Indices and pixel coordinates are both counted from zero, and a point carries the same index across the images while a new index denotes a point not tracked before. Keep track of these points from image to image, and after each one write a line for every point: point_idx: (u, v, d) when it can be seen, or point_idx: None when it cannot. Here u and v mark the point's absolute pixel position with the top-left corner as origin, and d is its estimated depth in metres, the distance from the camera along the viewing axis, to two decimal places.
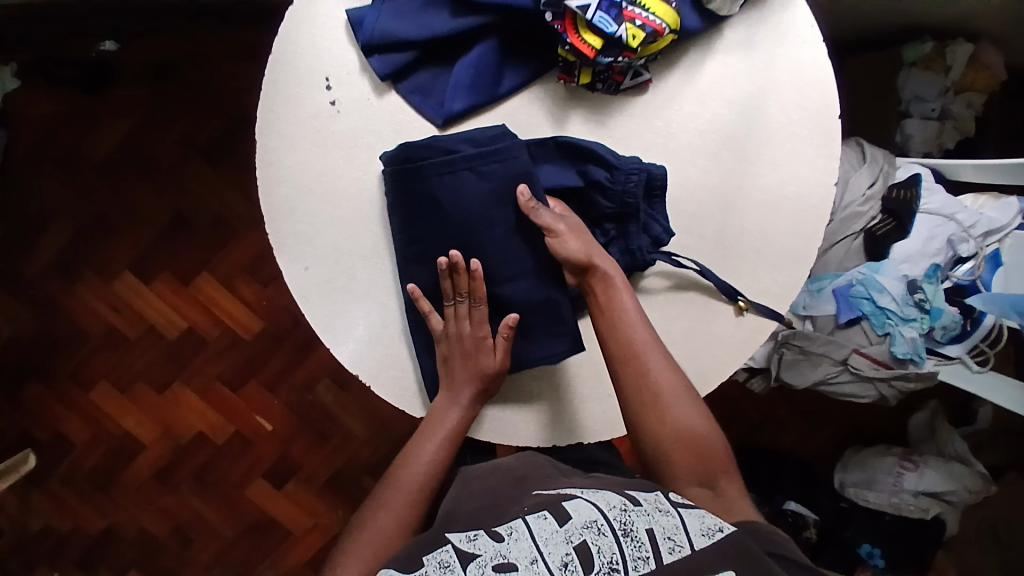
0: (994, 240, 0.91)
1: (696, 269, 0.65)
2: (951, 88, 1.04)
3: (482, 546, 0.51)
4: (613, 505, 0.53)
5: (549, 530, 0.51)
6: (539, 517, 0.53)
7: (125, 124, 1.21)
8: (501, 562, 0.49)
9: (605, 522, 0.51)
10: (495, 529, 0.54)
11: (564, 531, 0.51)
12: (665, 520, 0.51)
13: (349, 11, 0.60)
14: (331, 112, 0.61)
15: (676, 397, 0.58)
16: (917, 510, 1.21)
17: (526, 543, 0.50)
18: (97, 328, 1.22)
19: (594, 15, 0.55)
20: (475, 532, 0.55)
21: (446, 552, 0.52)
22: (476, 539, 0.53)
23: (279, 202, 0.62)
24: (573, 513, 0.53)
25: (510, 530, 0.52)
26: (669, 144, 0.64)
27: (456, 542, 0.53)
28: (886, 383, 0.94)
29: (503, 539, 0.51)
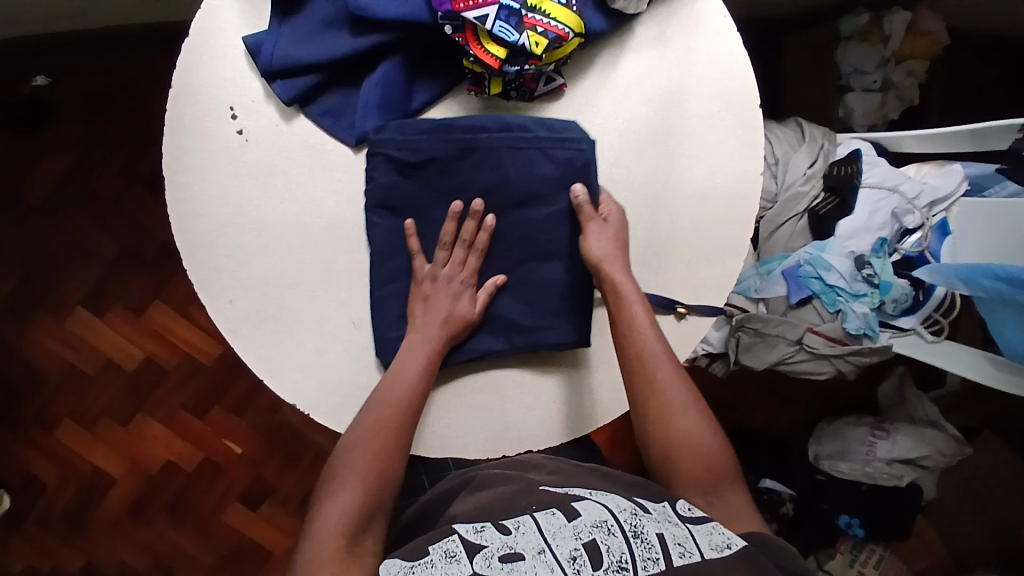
0: (940, 209, 0.91)
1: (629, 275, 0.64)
2: (892, 57, 1.03)
3: (489, 538, 0.51)
4: (622, 507, 0.53)
5: (559, 524, 0.51)
6: (549, 513, 0.53)
7: (61, 158, 1.18)
8: (508, 553, 0.49)
9: (615, 523, 0.51)
10: (503, 522, 0.53)
11: (573, 528, 0.50)
12: (674, 529, 0.51)
13: (246, 37, 0.59)
14: (240, 141, 0.60)
15: (671, 384, 0.59)
16: (892, 478, 1.22)
17: (535, 538, 0.50)
18: (54, 368, 1.20)
19: (493, 25, 0.54)
20: (484, 522, 0.53)
21: (453, 542, 0.51)
22: (483, 531, 0.52)
23: (195, 238, 0.60)
24: (582, 511, 0.52)
25: (518, 524, 0.52)
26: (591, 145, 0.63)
27: (463, 532, 0.52)
28: (842, 359, 0.94)
29: (511, 532, 0.51)
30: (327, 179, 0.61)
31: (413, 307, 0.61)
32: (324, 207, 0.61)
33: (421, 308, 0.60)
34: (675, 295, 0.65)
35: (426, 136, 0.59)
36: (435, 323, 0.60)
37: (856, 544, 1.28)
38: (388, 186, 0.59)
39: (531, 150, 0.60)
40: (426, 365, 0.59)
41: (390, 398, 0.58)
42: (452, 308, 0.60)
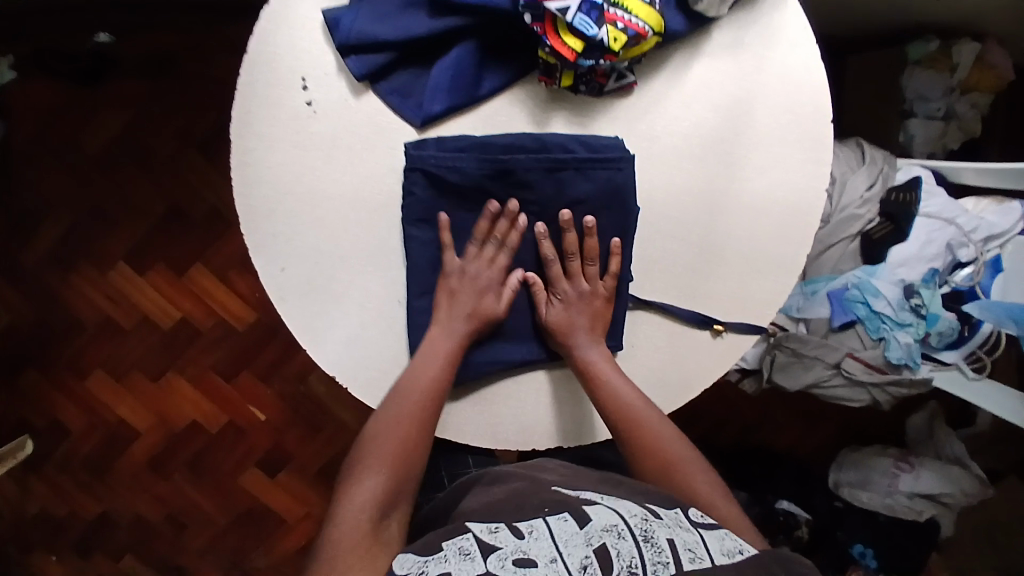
0: (995, 245, 0.88)
1: (677, 288, 0.64)
2: (957, 87, 1.01)
3: (502, 540, 0.50)
4: (633, 513, 0.53)
5: (570, 531, 0.50)
6: (561, 518, 0.52)
7: (119, 114, 1.20)
8: (520, 557, 0.48)
9: (626, 526, 0.51)
10: (516, 524, 0.53)
11: (584, 534, 0.50)
12: (685, 535, 0.51)
13: (326, 10, 0.59)
14: (308, 113, 0.60)
15: (656, 423, 0.61)
16: (911, 512, 1.20)
17: (546, 543, 0.49)
18: (93, 318, 1.23)
19: (574, 17, 0.53)
20: (496, 524, 0.53)
21: (467, 540, 0.51)
22: (497, 532, 0.52)
23: (253, 204, 0.61)
24: (594, 515, 0.52)
25: (531, 527, 0.51)
26: (657, 146, 0.62)
27: (478, 532, 0.52)
28: (879, 388, 0.92)
29: (523, 536, 0.50)
30: (389, 157, 0.61)
31: (438, 295, 0.61)
32: (382, 185, 0.61)
33: (446, 300, 0.61)
34: (712, 312, 0.64)
35: (463, 151, 0.59)
36: (461, 317, 0.61)
37: None
38: (422, 201, 0.60)
39: (570, 171, 0.59)
40: (445, 364, 0.60)
41: (411, 393, 0.59)
42: (476, 304, 0.61)
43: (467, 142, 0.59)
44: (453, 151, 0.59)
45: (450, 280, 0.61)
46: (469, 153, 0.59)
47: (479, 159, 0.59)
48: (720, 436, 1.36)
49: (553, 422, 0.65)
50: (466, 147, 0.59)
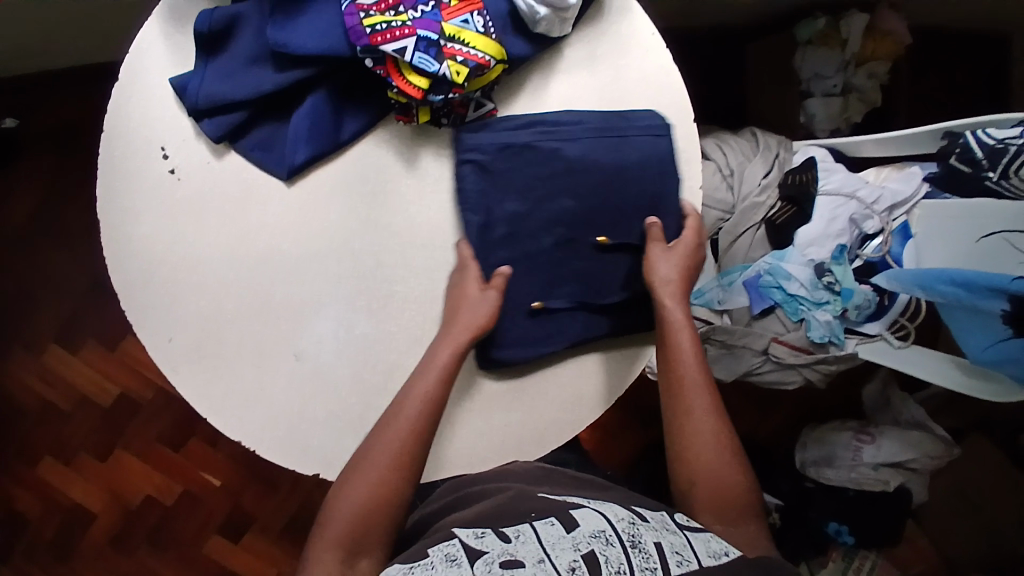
0: (901, 212, 0.90)
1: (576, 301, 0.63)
2: (852, 60, 1.04)
3: (490, 544, 0.50)
4: (621, 516, 0.54)
5: (558, 535, 0.51)
6: (547, 523, 0.53)
7: (33, 196, 1.18)
8: (508, 559, 0.48)
9: (614, 532, 0.51)
10: (503, 530, 0.53)
11: (572, 538, 0.50)
12: (670, 538, 0.52)
13: (173, 78, 0.58)
14: (173, 180, 0.59)
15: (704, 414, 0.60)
16: (878, 483, 1.21)
17: (534, 547, 0.50)
18: (32, 404, 1.21)
19: (412, 57, 0.54)
20: (483, 530, 0.53)
21: (453, 546, 0.51)
22: (484, 537, 0.52)
23: (130, 278, 0.60)
24: (581, 520, 0.53)
25: (518, 533, 0.52)
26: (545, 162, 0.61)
27: (464, 537, 0.52)
28: (809, 367, 0.94)
29: (511, 540, 0.51)
30: (261, 215, 0.60)
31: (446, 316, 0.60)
32: (259, 242, 0.61)
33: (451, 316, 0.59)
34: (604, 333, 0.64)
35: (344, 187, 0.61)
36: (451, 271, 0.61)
37: (847, 552, 1.25)
38: None
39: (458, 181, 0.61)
40: (446, 370, 0.58)
41: (417, 390, 0.58)
42: (466, 316, 0.59)
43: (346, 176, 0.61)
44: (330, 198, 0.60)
45: (468, 288, 0.60)
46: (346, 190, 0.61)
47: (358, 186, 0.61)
48: None
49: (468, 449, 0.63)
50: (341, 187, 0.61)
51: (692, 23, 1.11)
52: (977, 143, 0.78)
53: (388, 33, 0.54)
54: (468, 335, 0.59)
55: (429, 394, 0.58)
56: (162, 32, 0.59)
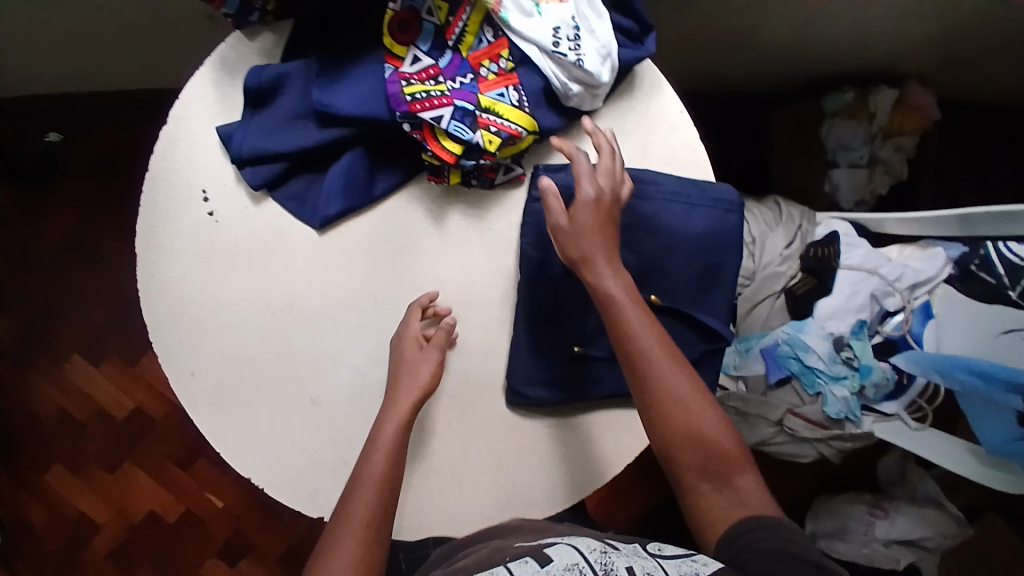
0: (923, 292, 0.89)
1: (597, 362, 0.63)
2: (879, 132, 1.05)
3: None
4: (593, 548, 0.48)
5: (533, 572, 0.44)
6: (521, 562, 0.46)
7: (72, 211, 1.22)
8: None
9: (589, 565, 0.45)
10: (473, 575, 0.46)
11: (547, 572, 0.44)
12: (646, 562, 0.47)
13: (219, 126, 0.61)
14: (211, 223, 0.62)
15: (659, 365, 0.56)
16: (889, 560, 1.18)
17: None
18: (48, 413, 1.22)
19: (448, 125, 0.56)
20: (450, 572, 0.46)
21: None
22: None
23: (160, 313, 0.62)
24: (555, 556, 0.46)
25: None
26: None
27: None
28: (824, 443, 0.92)
29: None
30: (289, 262, 0.62)
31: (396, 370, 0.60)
32: (287, 287, 0.62)
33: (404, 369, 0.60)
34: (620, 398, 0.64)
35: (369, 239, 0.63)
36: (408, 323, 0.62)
37: None
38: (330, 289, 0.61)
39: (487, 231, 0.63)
40: (405, 418, 0.59)
41: (382, 437, 0.58)
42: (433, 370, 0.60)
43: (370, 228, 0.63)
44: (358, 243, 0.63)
45: (407, 346, 0.61)
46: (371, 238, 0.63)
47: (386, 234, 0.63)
48: None
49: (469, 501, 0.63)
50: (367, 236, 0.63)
51: (721, 86, 1.13)
52: (999, 259, 0.81)
53: (427, 102, 0.56)
54: (417, 395, 0.59)
55: (396, 440, 0.58)
56: (212, 81, 0.61)
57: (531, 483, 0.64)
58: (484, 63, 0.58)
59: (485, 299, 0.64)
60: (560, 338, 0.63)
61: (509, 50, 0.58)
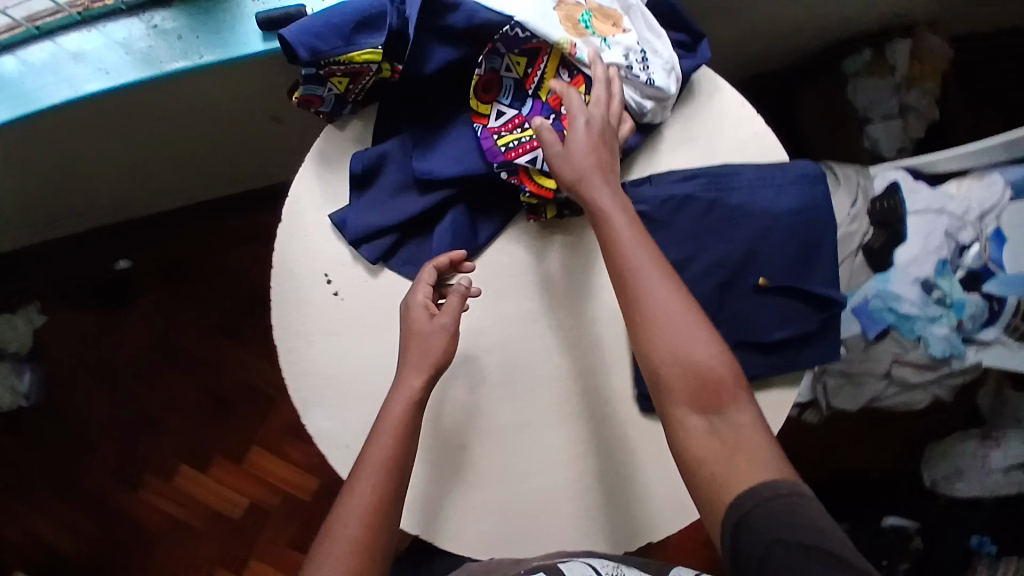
0: (992, 219, 0.91)
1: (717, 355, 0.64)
2: (903, 83, 1.07)
3: None
4: None
5: None
6: None
7: (152, 329, 1.27)
8: None
9: None
10: None
11: None
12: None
13: (331, 214, 0.65)
14: (337, 302, 0.66)
15: (654, 287, 0.55)
16: (1012, 485, 1.13)
17: None
18: (165, 527, 1.24)
19: (543, 164, 0.60)
20: None
21: None
22: None
23: (308, 394, 0.65)
24: None
25: None
26: (665, 233, 0.65)
27: None
28: (936, 384, 0.94)
29: None
30: None
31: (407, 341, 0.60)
32: None
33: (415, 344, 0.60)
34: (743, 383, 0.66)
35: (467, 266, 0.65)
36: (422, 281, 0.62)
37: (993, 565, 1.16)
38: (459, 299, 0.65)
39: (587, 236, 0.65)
40: (417, 396, 0.59)
41: (393, 421, 0.58)
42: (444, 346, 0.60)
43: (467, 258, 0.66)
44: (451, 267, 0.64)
45: (415, 314, 0.61)
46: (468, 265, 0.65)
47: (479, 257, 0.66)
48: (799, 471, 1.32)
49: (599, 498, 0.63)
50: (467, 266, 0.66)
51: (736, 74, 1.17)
52: None
53: (520, 148, 0.61)
54: (428, 371, 0.59)
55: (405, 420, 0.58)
56: (314, 175, 0.67)
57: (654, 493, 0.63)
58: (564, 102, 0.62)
59: (600, 316, 0.66)
60: None
61: (586, 85, 0.61)
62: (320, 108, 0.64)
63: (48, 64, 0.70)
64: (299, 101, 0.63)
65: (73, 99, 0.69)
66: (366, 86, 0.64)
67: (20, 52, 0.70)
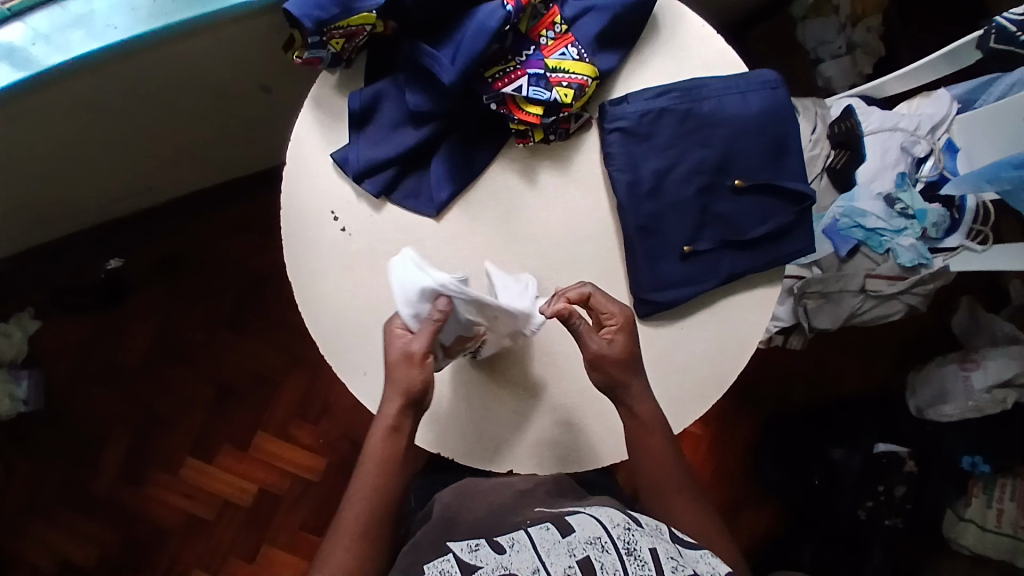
0: (943, 131, 0.98)
1: (694, 280, 0.70)
2: (848, 21, 1.14)
3: (484, 558, 0.53)
4: (616, 522, 0.54)
5: (553, 541, 0.52)
6: (543, 528, 0.54)
7: (145, 326, 1.27)
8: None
9: (608, 539, 0.51)
10: (499, 540, 0.55)
11: (566, 544, 0.51)
12: (666, 544, 0.52)
13: (333, 153, 0.68)
14: (345, 237, 0.68)
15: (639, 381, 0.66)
16: (995, 404, 1.16)
17: (529, 556, 0.51)
18: (177, 521, 1.25)
19: (528, 91, 0.64)
20: (477, 541, 0.56)
21: (448, 561, 0.53)
22: (479, 550, 0.54)
23: (324, 325, 0.68)
24: (577, 527, 0.53)
25: (514, 541, 0.54)
26: (646, 145, 0.69)
27: (458, 552, 0.54)
28: (908, 293, 0.98)
29: (506, 552, 0.52)
30: (422, 251, 0.69)
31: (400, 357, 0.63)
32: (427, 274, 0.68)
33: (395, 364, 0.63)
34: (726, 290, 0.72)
35: (458, 183, 0.69)
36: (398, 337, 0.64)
37: (987, 483, 1.21)
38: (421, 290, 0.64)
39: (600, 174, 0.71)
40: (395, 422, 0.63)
41: (376, 445, 0.63)
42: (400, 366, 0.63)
43: (460, 176, 0.69)
44: (443, 187, 0.68)
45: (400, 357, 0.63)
46: (457, 182, 0.68)
47: (472, 173, 0.69)
48: (790, 404, 1.36)
49: (598, 415, 0.70)
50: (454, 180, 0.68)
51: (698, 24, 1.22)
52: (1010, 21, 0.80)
53: (506, 78, 0.64)
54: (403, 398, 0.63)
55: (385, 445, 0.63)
56: (313, 119, 0.69)
57: (596, 435, 0.70)
58: (543, 33, 0.66)
59: (596, 234, 0.71)
60: (676, 241, 0.70)
61: (561, 15, 0.66)
62: (319, 67, 0.67)
63: (53, 28, 0.73)
64: (299, 60, 0.64)
65: (82, 56, 0.73)
66: (360, 45, 0.66)
67: (27, 17, 0.73)
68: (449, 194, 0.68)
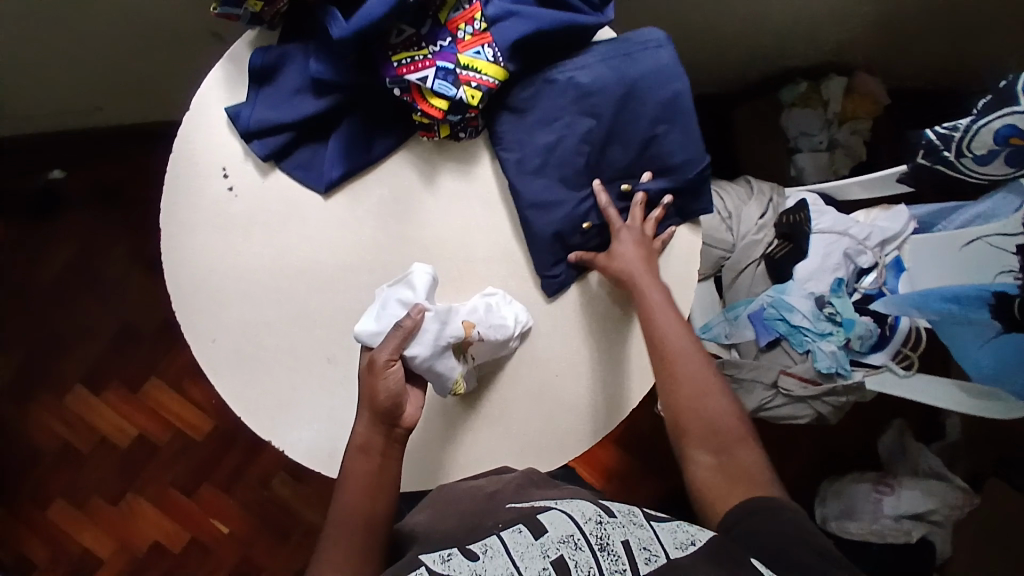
0: (892, 248, 0.96)
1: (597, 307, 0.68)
2: (834, 118, 1.14)
3: (457, 566, 0.48)
4: (587, 516, 0.52)
5: (526, 544, 0.49)
6: (514, 531, 0.51)
7: (69, 244, 1.24)
8: None
9: (581, 536, 0.49)
10: (469, 548, 0.51)
11: (540, 545, 0.49)
12: (638, 531, 0.51)
13: (228, 107, 0.67)
14: (229, 197, 0.67)
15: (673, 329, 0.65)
16: (900, 534, 1.14)
17: (502, 561, 0.48)
18: (51, 447, 1.21)
19: (433, 83, 0.63)
20: (449, 551, 0.51)
21: (420, 574, 0.48)
22: (450, 559, 0.50)
23: (186, 281, 0.66)
24: (548, 525, 0.51)
25: (485, 548, 0.50)
26: (540, 112, 0.67)
27: (430, 563, 0.49)
28: (819, 400, 0.95)
29: (478, 558, 0.49)
30: (303, 227, 0.67)
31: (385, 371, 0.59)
32: (301, 251, 0.66)
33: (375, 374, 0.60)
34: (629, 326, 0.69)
35: (349, 163, 0.67)
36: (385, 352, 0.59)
37: None
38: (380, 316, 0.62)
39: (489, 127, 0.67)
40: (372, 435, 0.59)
41: (354, 449, 0.59)
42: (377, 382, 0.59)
43: (351, 157, 0.66)
44: (329, 162, 0.66)
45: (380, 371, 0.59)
46: (346, 160, 0.66)
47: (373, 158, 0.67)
48: None
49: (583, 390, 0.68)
50: (341, 158, 0.66)
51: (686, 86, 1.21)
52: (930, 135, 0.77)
53: (413, 65, 0.63)
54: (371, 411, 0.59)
55: (361, 449, 0.59)
56: (228, 72, 0.68)
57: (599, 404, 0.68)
58: (461, 26, 0.64)
59: (486, 257, 0.69)
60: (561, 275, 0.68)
61: (483, 13, 0.64)
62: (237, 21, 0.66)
63: None
64: (215, 14, 0.63)
65: None
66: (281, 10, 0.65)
67: None
68: (339, 173, 0.66)
